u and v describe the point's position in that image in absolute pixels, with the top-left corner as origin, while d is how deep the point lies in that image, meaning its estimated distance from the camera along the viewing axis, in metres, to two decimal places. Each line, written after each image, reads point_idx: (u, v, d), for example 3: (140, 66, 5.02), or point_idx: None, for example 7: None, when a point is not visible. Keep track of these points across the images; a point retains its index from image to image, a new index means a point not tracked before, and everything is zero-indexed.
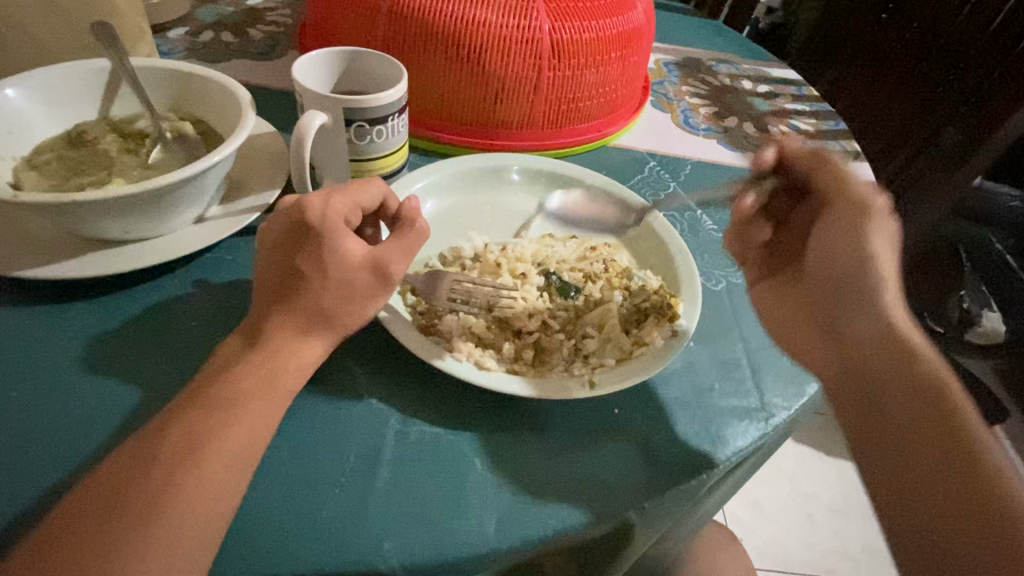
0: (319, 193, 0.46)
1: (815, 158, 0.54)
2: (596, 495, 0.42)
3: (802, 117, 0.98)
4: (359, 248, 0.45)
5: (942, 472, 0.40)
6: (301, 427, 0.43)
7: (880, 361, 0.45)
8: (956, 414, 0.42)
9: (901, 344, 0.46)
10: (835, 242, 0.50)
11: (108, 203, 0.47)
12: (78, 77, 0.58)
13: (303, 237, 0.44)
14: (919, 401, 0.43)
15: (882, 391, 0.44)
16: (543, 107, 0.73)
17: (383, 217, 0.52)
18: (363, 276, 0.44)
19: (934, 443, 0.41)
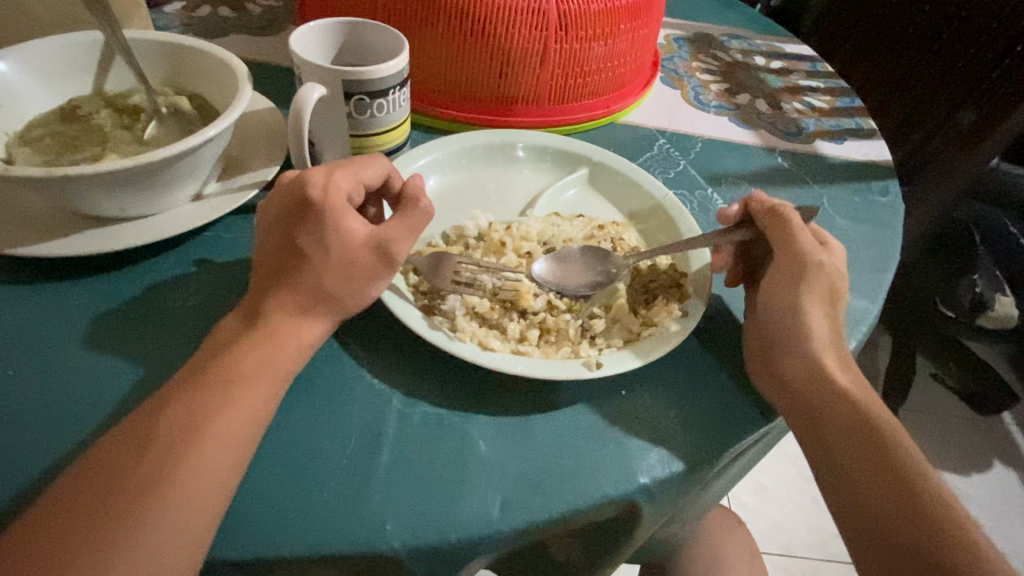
0: (322, 168, 0.44)
1: (771, 215, 0.53)
2: (603, 476, 0.41)
3: (816, 94, 0.95)
4: (361, 227, 0.43)
5: (889, 509, 0.41)
6: (301, 408, 0.43)
7: (822, 405, 0.45)
8: (893, 446, 0.43)
9: (833, 380, 0.46)
10: (788, 289, 0.49)
11: (102, 178, 0.46)
12: (71, 50, 0.56)
13: (306, 216, 0.42)
14: (859, 440, 0.44)
15: (825, 432, 0.45)
16: (549, 81, 0.71)
17: (387, 197, 0.51)
18: (366, 256, 0.43)
19: (876, 481, 0.42)
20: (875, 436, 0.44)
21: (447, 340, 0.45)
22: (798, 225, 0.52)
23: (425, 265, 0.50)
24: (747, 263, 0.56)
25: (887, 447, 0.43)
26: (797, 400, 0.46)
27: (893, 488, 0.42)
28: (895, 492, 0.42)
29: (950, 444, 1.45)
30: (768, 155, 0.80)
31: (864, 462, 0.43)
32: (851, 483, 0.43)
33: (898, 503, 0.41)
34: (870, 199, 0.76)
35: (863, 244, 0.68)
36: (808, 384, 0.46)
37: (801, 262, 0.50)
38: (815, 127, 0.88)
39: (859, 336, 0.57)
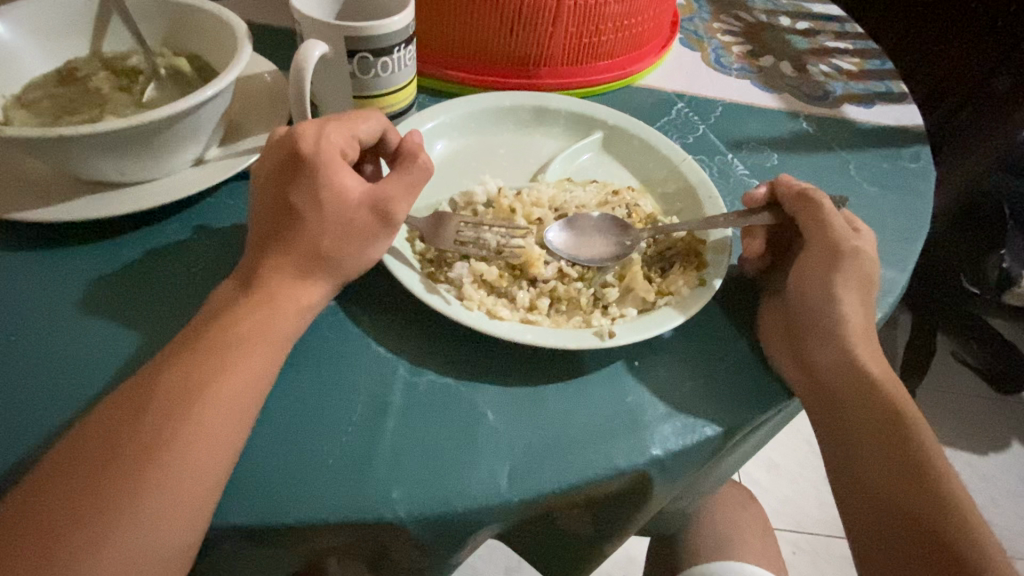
0: (313, 124, 0.44)
1: (802, 199, 0.50)
2: (614, 447, 0.40)
3: (845, 56, 0.90)
4: (357, 184, 0.42)
5: (899, 501, 0.40)
6: (304, 376, 0.42)
7: (845, 392, 0.44)
8: (914, 440, 0.42)
9: (860, 368, 0.44)
10: (819, 277, 0.47)
11: (98, 139, 0.44)
12: (66, 9, 0.54)
13: (298, 171, 0.42)
14: (877, 425, 0.42)
15: (845, 419, 0.43)
16: (562, 40, 0.67)
17: (386, 155, 0.49)
18: (362, 215, 0.41)
19: (889, 473, 0.41)
20: (898, 429, 0.42)
21: (453, 307, 0.43)
22: (829, 209, 0.49)
23: (428, 229, 0.48)
24: (775, 247, 0.53)
25: (907, 440, 0.42)
26: (819, 384, 0.44)
27: (906, 481, 0.40)
28: (907, 484, 0.40)
29: (969, 423, 1.42)
30: (792, 120, 0.76)
31: (880, 452, 0.42)
32: (863, 472, 0.42)
33: (908, 497, 0.40)
34: (900, 165, 0.72)
35: (892, 213, 0.65)
36: (832, 369, 0.45)
37: (834, 247, 0.47)
38: (843, 91, 0.83)
39: (885, 308, 0.54)
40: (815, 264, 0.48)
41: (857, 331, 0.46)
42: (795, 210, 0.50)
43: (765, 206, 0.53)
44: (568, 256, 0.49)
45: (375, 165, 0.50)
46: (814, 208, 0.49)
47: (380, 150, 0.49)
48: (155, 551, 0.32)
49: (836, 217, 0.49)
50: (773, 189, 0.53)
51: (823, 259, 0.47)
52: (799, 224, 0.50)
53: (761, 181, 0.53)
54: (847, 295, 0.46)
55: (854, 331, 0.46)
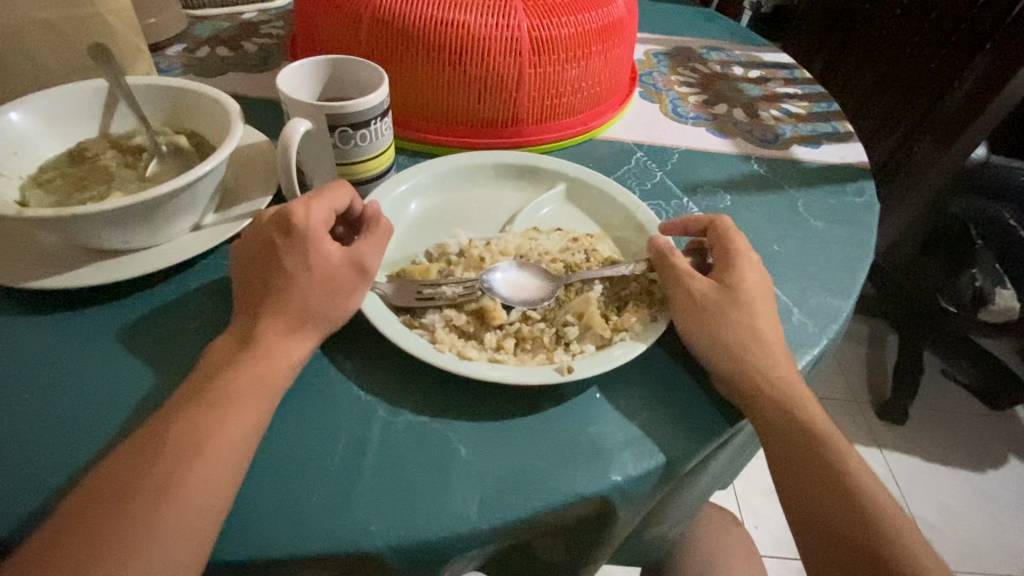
0: (301, 201, 0.49)
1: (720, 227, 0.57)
2: (579, 470, 0.44)
3: (793, 100, 0.98)
4: (335, 248, 0.48)
5: (836, 507, 0.45)
6: (293, 420, 0.45)
7: (783, 408, 0.47)
8: (833, 447, 0.47)
9: (794, 386, 0.49)
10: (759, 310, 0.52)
11: (108, 214, 0.50)
12: (79, 97, 0.61)
13: (286, 238, 0.47)
14: (806, 436, 0.47)
15: (784, 434, 0.47)
16: (527, 103, 0.74)
17: (353, 220, 0.54)
18: (345, 273, 0.47)
19: (831, 492, 0.45)
20: (835, 458, 0.46)
21: (426, 349, 0.48)
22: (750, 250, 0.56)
23: (391, 291, 0.52)
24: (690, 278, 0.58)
25: (829, 450, 0.47)
26: (766, 420, 0.47)
27: (835, 487, 0.45)
28: (846, 503, 0.45)
29: (960, 442, 1.44)
30: (744, 162, 0.83)
31: (822, 480, 0.46)
32: (809, 500, 0.45)
33: (850, 513, 0.44)
34: (846, 200, 0.78)
35: (838, 244, 0.70)
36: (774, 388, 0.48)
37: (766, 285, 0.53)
38: (792, 133, 0.91)
39: (832, 332, 0.59)
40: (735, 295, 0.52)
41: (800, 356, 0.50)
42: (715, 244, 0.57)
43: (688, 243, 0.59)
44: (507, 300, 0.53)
45: (346, 230, 0.55)
46: (724, 242, 0.56)
47: (347, 215, 0.54)
48: None
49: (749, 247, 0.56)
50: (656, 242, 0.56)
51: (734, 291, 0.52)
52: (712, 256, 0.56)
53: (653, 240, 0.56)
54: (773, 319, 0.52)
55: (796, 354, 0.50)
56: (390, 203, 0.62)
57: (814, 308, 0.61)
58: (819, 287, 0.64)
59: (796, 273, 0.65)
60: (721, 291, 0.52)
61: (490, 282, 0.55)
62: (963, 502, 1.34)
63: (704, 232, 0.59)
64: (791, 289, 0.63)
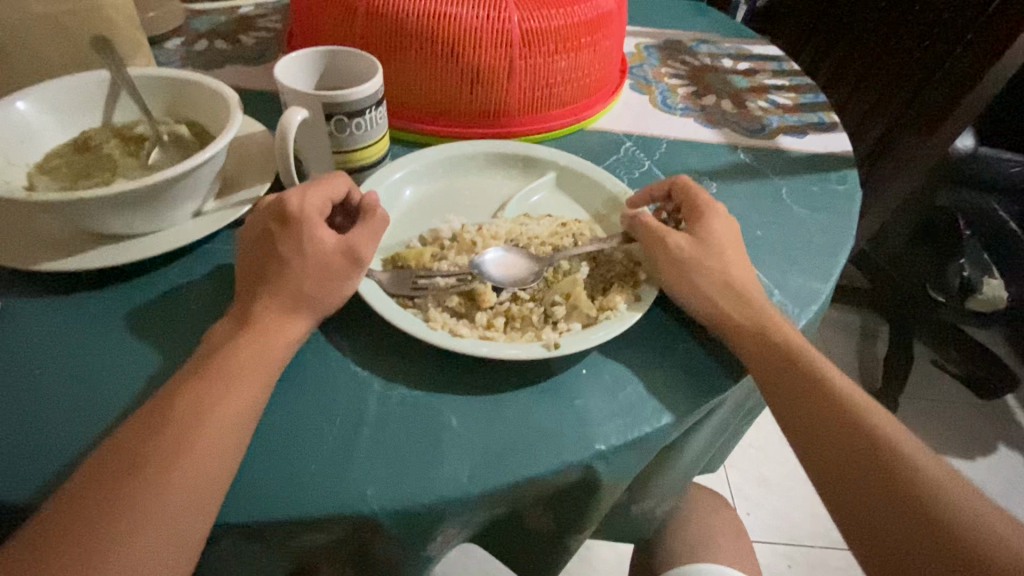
0: (295, 189, 0.51)
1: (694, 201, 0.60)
2: (566, 438, 0.47)
3: (781, 92, 1.00)
4: (329, 233, 0.50)
5: (843, 441, 0.48)
6: (293, 394, 0.48)
7: (780, 359, 0.51)
8: (831, 388, 0.50)
9: (788, 340, 0.52)
10: (738, 291, 0.55)
11: (112, 199, 0.51)
12: (82, 88, 0.63)
13: (282, 223, 0.50)
14: (804, 383, 0.50)
15: (784, 382, 0.50)
16: (518, 94, 0.76)
17: (350, 209, 0.55)
18: (337, 260, 0.49)
19: (837, 428, 0.48)
20: (840, 405, 0.49)
21: (420, 327, 0.50)
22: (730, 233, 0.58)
23: (387, 280, 0.54)
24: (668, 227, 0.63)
25: (828, 391, 0.50)
26: (765, 372, 0.51)
27: (838, 424, 0.48)
28: (853, 435, 0.48)
29: (947, 428, 1.47)
30: (731, 151, 0.85)
31: (826, 422, 0.49)
32: (825, 448, 0.48)
33: (857, 444, 0.47)
34: (829, 187, 0.80)
35: (820, 230, 0.73)
36: (760, 352, 0.51)
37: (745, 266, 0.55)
38: (778, 123, 0.93)
39: (811, 313, 0.62)
40: (707, 249, 0.56)
41: (780, 333, 0.52)
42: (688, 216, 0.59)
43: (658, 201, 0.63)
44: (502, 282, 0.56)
45: (346, 220, 0.56)
46: (690, 202, 0.60)
47: (347, 206, 0.55)
48: (171, 549, 0.37)
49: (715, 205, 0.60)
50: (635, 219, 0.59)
51: (706, 246, 0.56)
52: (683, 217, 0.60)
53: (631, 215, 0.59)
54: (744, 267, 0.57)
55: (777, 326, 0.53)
56: (385, 190, 0.64)
57: (794, 290, 0.64)
58: (800, 270, 0.66)
59: (778, 257, 0.68)
60: (695, 244, 0.56)
61: (481, 265, 0.57)
62: None
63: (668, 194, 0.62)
64: (773, 272, 0.66)
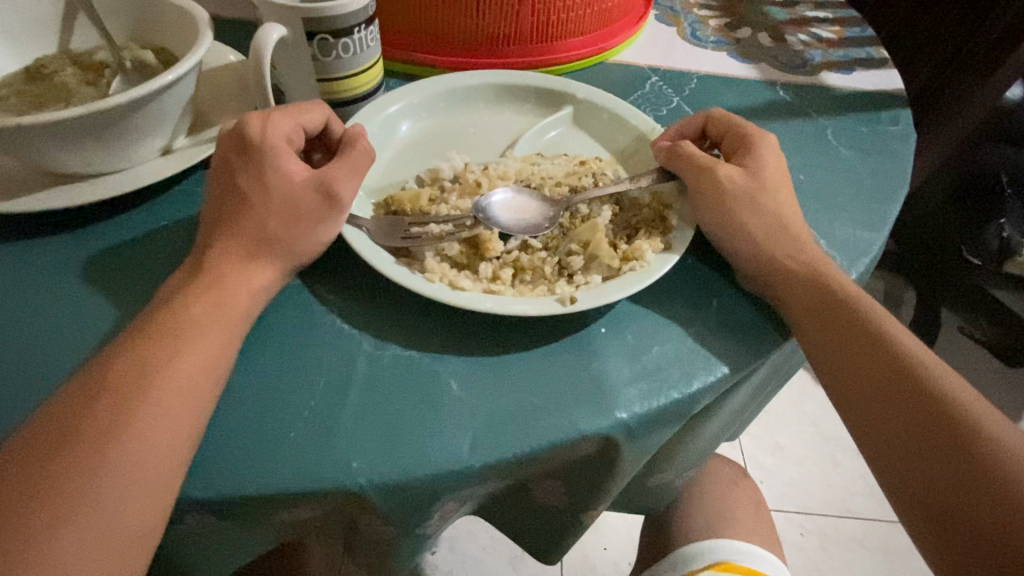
0: (259, 113, 0.44)
1: (734, 135, 0.52)
2: (583, 405, 0.40)
3: (824, 25, 0.89)
4: (303, 169, 0.43)
5: (902, 398, 0.40)
6: (268, 354, 0.42)
7: (832, 310, 0.44)
8: (891, 341, 0.42)
9: (840, 289, 0.44)
10: (784, 240, 0.47)
11: (58, 128, 0.44)
12: (32, 7, 0.55)
13: (244, 153, 0.43)
14: (860, 336, 0.43)
15: (837, 334, 0.43)
16: (530, 18, 0.67)
17: (330, 143, 0.48)
18: (308, 197, 0.42)
19: (898, 384, 0.41)
20: (902, 365, 0.41)
21: (415, 278, 0.43)
22: (777, 172, 0.50)
23: (374, 229, 0.46)
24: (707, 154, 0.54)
25: (889, 344, 0.42)
26: (815, 325, 0.44)
27: (900, 380, 0.41)
28: (913, 392, 0.40)
29: None
30: (768, 89, 0.75)
31: (884, 378, 0.41)
32: (878, 412, 0.41)
33: (918, 402, 0.40)
34: (880, 128, 0.71)
35: (871, 174, 0.64)
36: (809, 306, 0.44)
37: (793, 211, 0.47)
38: (822, 59, 0.82)
39: (862, 267, 0.54)
40: (762, 184, 0.49)
41: (835, 288, 0.45)
42: (736, 151, 0.51)
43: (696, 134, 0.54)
44: (519, 226, 0.48)
45: (324, 156, 0.49)
46: (735, 132, 0.52)
47: (324, 138, 0.48)
48: (119, 531, 0.31)
49: (765, 141, 0.51)
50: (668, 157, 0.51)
51: (760, 180, 0.49)
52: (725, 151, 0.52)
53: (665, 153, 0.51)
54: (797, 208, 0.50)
55: (832, 277, 0.45)
56: (378, 124, 0.56)
57: (843, 241, 0.56)
58: (849, 219, 0.58)
59: (824, 205, 0.59)
60: (749, 178, 0.49)
61: (487, 209, 0.49)
62: None
63: (704, 127, 0.54)
64: (819, 221, 0.58)
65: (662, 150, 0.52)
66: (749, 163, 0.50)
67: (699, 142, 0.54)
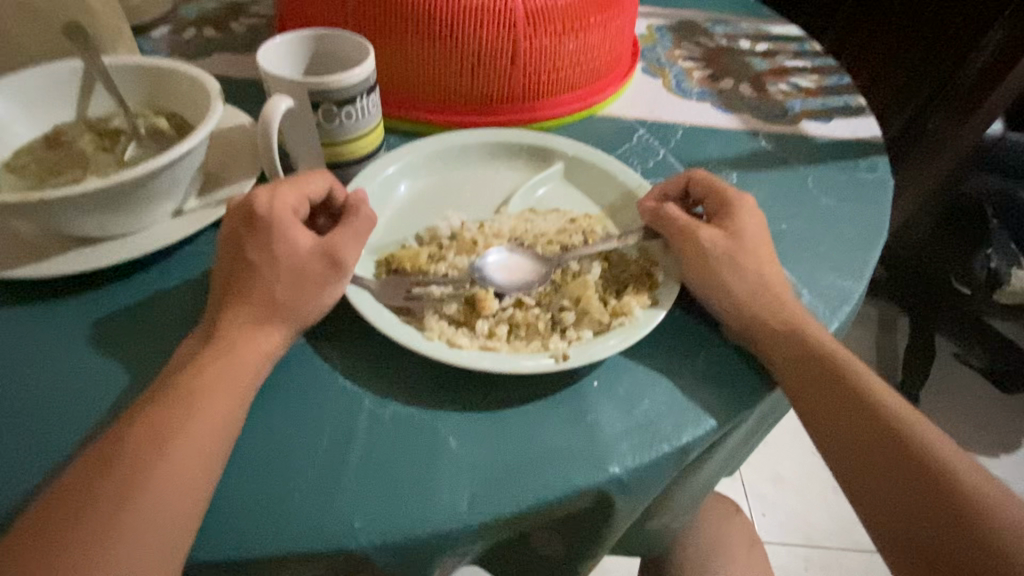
0: (266, 187, 0.47)
1: (714, 193, 0.55)
2: (577, 460, 0.42)
3: (803, 74, 0.94)
4: (309, 238, 0.45)
5: (884, 451, 0.42)
6: (273, 414, 0.43)
7: (814, 364, 0.45)
8: (870, 394, 0.44)
9: (821, 343, 0.46)
10: (766, 294, 0.49)
11: (79, 200, 0.47)
12: (52, 79, 0.58)
13: (253, 226, 0.45)
14: (841, 389, 0.45)
15: (820, 386, 0.45)
16: (522, 79, 0.71)
17: (333, 209, 0.51)
18: (314, 264, 0.44)
19: (879, 437, 0.42)
20: (879, 417, 0.43)
21: (414, 338, 0.45)
22: (756, 228, 0.53)
23: (377, 288, 0.49)
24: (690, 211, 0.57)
25: (867, 397, 0.44)
26: (797, 378, 0.46)
27: (879, 432, 0.43)
28: (894, 445, 0.42)
29: (972, 425, 1.40)
30: (751, 138, 0.79)
31: (864, 430, 0.43)
32: (861, 465, 0.42)
33: (899, 455, 0.41)
34: (858, 176, 0.74)
35: (851, 222, 0.67)
36: (793, 360, 0.46)
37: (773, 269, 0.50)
38: (802, 107, 0.87)
39: (844, 315, 0.56)
40: (741, 244, 0.51)
41: (816, 341, 0.47)
42: (716, 213, 0.54)
43: (679, 194, 0.57)
44: (512, 284, 0.51)
45: (328, 221, 0.51)
46: (715, 193, 0.55)
47: (329, 204, 0.51)
48: None
49: (744, 199, 0.54)
50: (654, 216, 0.53)
51: (740, 241, 0.51)
52: (707, 209, 0.55)
53: (652, 212, 0.54)
54: (778, 267, 0.52)
55: (811, 330, 0.47)
56: (378, 185, 0.59)
57: (825, 290, 0.58)
58: (830, 268, 0.61)
59: (806, 253, 0.62)
60: (729, 239, 0.51)
61: (483, 269, 0.52)
62: None
63: (686, 188, 0.57)
64: (801, 270, 0.60)
65: (649, 209, 0.54)
66: (730, 221, 0.52)
67: (683, 201, 0.57)
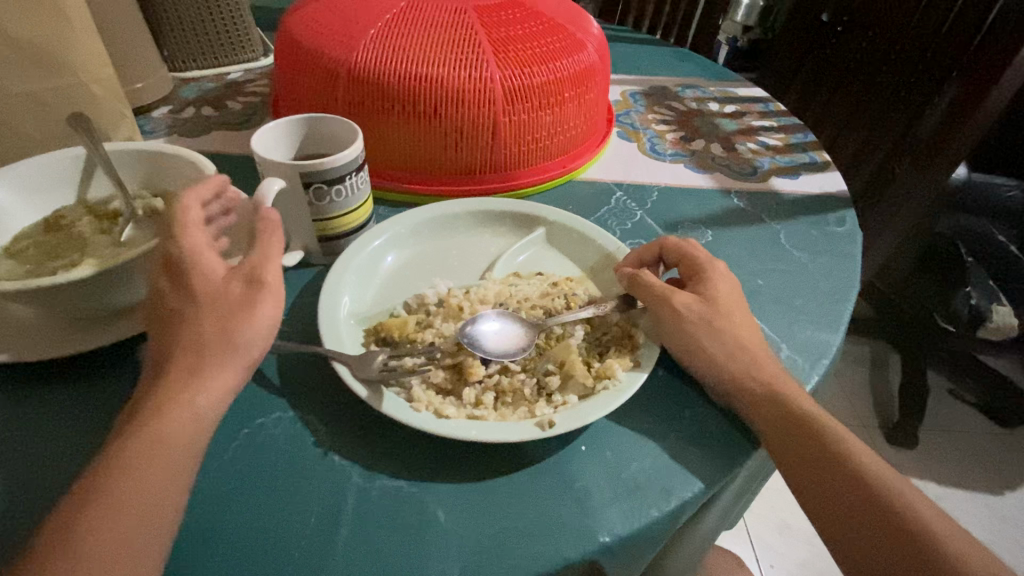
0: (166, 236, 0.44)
1: (687, 255, 0.58)
2: (567, 530, 0.42)
3: (770, 133, 0.99)
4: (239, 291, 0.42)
5: (868, 511, 0.42)
6: (262, 493, 0.43)
7: (795, 423, 0.46)
8: (851, 453, 0.45)
9: (800, 402, 0.48)
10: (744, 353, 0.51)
11: (76, 286, 0.49)
12: (55, 167, 0.61)
13: (169, 279, 0.42)
14: (823, 448, 0.45)
15: (803, 446, 0.46)
16: (503, 150, 0.75)
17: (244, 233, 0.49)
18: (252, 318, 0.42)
19: (862, 496, 0.43)
20: (861, 476, 0.44)
21: (403, 410, 0.46)
22: (728, 289, 0.55)
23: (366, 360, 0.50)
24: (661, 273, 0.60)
25: (849, 455, 0.45)
26: (779, 437, 0.47)
27: (862, 491, 0.43)
28: (876, 505, 0.42)
29: (972, 464, 1.38)
30: (723, 196, 0.83)
31: (847, 490, 0.43)
32: (847, 525, 0.43)
33: (882, 515, 0.42)
34: (827, 230, 0.78)
35: (823, 275, 0.70)
36: (774, 419, 0.47)
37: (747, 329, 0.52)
38: (770, 165, 0.91)
39: (823, 368, 0.58)
40: (714, 308, 0.53)
41: (794, 399, 0.48)
42: (690, 277, 0.57)
43: (653, 258, 0.60)
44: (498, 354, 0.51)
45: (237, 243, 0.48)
46: (687, 256, 0.58)
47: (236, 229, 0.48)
48: None
49: (715, 262, 0.57)
50: (631, 281, 0.56)
51: (712, 304, 0.53)
52: (682, 271, 0.58)
53: (629, 276, 0.56)
54: (753, 328, 0.54)
55: (789, 388, 0.49)
56: (366, 257, 0.62)
57: (802, 344, 0.60)
58: (806, 321, 0.63)
59: (783, 307, 0.64)
60: (703, 304, 0.53)
61: (473, 336, 0.53)
62: (986, 527, 1.27)
63: (660, 253, 0.59)
64: (779, 325, 0.62)
65: (626, 273, 0.57)
66: (704, 282, 0.55)
67: (658, 263, 0.60)
